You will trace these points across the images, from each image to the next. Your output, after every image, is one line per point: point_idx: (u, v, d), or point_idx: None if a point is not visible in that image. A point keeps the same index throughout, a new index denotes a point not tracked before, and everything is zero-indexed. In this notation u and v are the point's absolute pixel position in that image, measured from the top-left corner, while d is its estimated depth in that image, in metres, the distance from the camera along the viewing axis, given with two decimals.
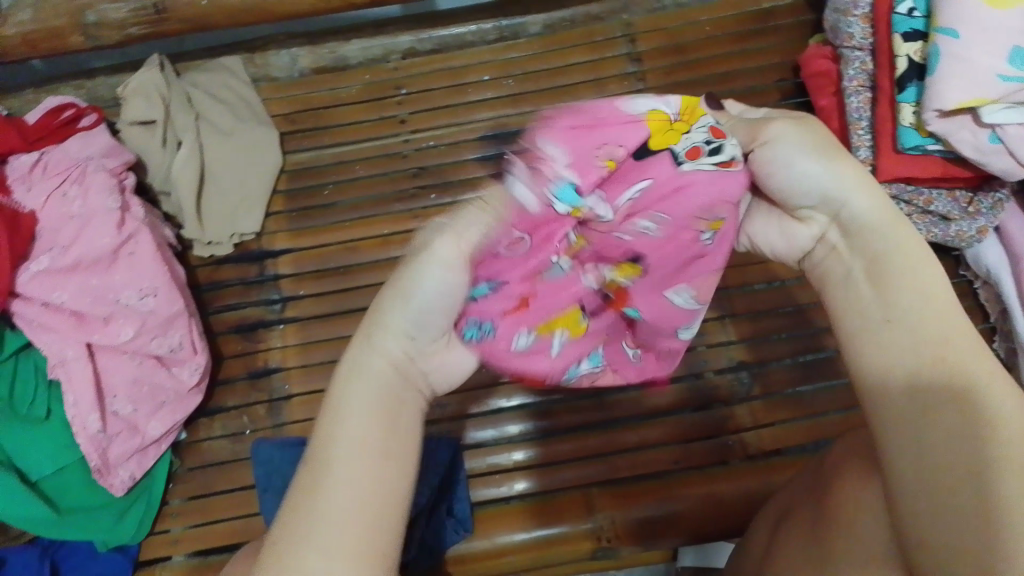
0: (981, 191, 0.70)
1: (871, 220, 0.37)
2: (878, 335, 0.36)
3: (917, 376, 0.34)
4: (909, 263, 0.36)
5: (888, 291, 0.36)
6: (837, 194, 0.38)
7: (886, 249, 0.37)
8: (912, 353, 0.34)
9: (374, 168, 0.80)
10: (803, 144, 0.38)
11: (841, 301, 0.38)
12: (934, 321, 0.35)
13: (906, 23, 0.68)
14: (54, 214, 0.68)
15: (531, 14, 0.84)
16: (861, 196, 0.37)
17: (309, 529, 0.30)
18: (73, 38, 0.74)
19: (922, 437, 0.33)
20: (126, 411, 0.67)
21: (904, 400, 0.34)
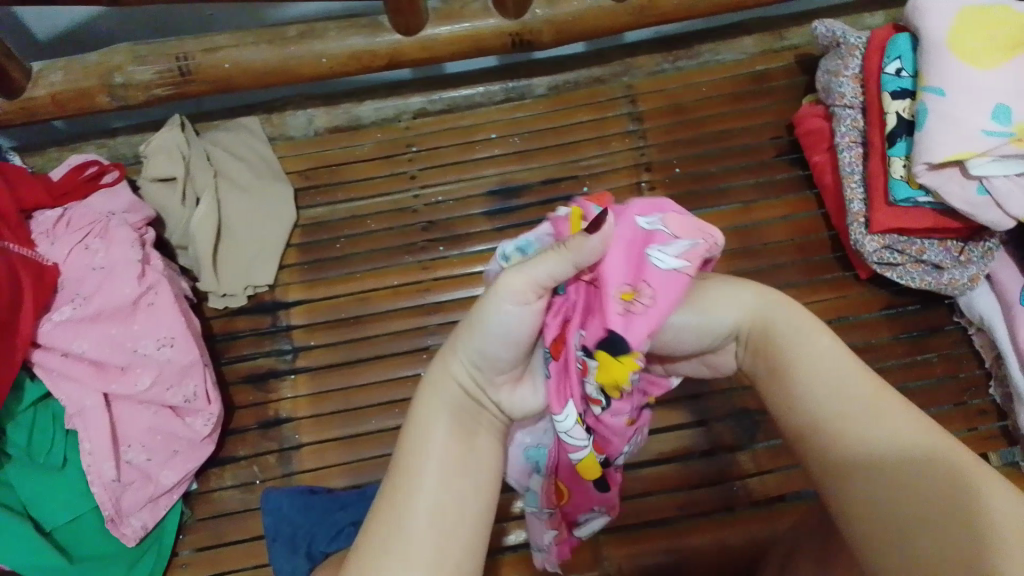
0: (971, 241, 0.73)
1: (776, 326, 0.45)
2: (813, 405, 0.41)
3: (882, 440, 0.38)
4: (808, 347, 0.43)
5: (795, 375, 0.43)
6: (720, 327, 0.47)
7: (796, 349, 0.43)
8: (843, 408, 0.40)
9: (385, 222, 0.82)
10: (687, 303, 0.47)
11: (780, 398, 0.43)
12: (880, 400, 0.39)
13: (895, 83, 0.72)
14: (77, 266, 0.70)
15: (537, 76, 0.88)
16: (730, 313, 0.47)
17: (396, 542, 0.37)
18: (100, 99, 0.77)
19: (882, 496, 0.36)
20: (140, 460, 0.68)
21: (867, 451, 0.38)
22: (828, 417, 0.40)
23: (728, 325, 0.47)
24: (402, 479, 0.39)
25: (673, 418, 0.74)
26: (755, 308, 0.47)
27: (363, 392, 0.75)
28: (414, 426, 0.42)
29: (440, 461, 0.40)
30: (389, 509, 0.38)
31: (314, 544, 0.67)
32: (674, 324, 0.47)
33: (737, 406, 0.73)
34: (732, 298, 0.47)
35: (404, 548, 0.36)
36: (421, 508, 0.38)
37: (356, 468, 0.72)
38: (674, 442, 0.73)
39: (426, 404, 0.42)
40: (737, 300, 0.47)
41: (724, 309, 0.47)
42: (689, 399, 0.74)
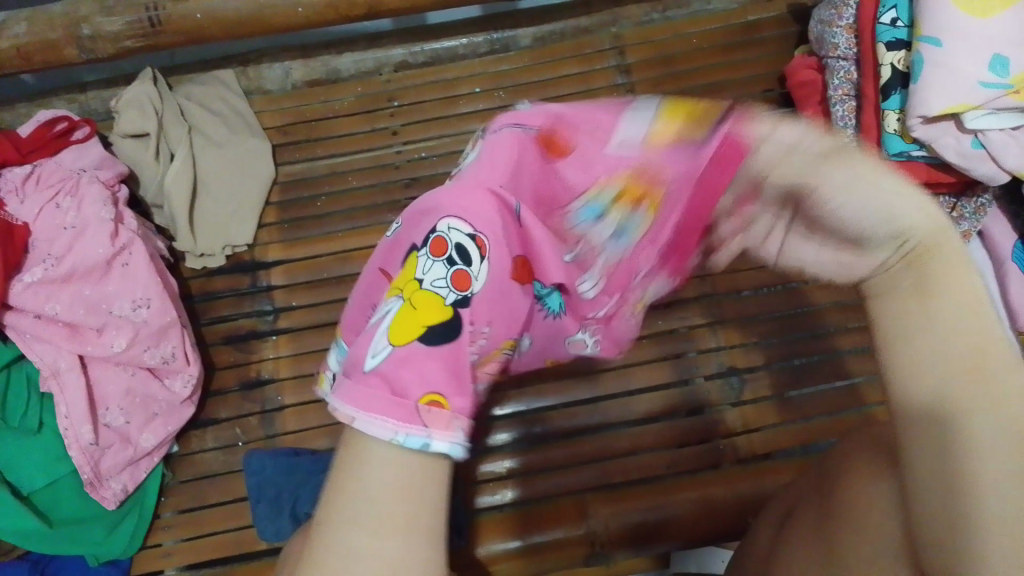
0: (964, 197, 0.70)
1: (924, 238, 0.30)
2: (909, 346, 0.30)
3: (953, 385, 0.29)
4: (941, 250, 0.30)
5: (929, 290, 0.30)
6: (890, 213, 0.30)
7: (924, 248, 0.30)
8: (905, 316, 0.30)
9: (367, 178, 0.80)
10: (842, 192, 0.31)
11: (888, 309, 0.31)
12: (983, 325, 0.29)
13: (889, 33, 0.69)
14: (47, 225, 0.67)
15: (521, 27, 0.86)
16: (909, 207, 0.30)
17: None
18: (67, 51, 0.74)
19: (930, 455, 0.29)
20: (118, 423, 0.67)
21: (923, 402, 0.29)
22: (896, 347, 0.30)
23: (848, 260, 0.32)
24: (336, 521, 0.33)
25: (660, 376, 0.73)
26: (911, 206, 0.30)
27: None
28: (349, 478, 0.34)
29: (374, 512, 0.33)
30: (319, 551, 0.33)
31: (300, 505, 0.66)
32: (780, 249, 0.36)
33: (726, 363, 0.73)
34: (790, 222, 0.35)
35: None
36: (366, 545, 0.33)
37: (339, 430, 0.71)
38: (661, 399, 0.72)
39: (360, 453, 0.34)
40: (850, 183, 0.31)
41: (907, 198, 0.30)
42: (676, 357, 0.74)
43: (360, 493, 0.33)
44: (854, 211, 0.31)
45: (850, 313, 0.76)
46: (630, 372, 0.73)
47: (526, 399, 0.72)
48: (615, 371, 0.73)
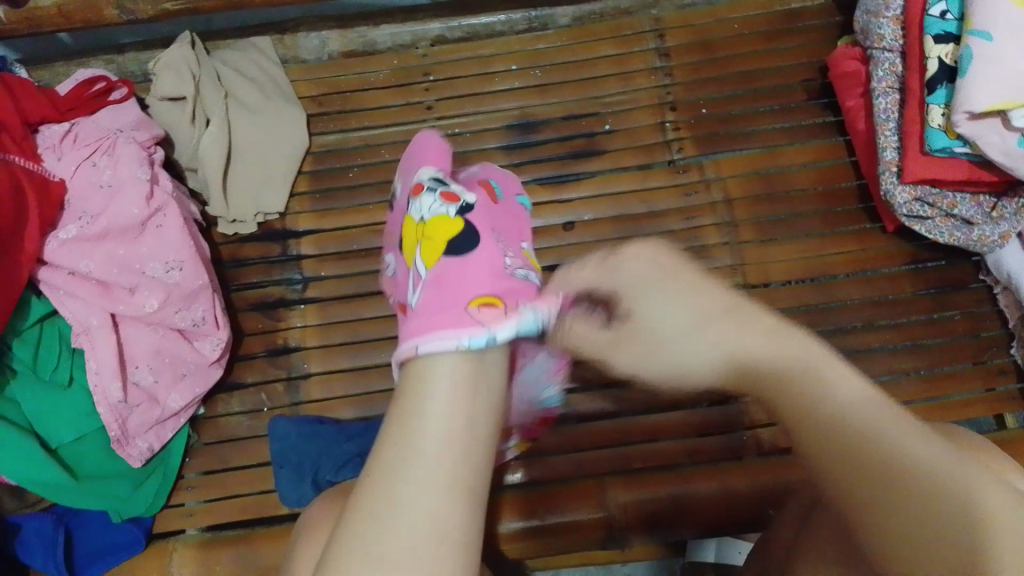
0: (1005, 196, 0.69)
1: (767, 359, 0.41)
2: (810, 426, 0.37)
3: (857, 457, 0.35)
4: (788, 345, 0.40)
5: (765, 380, 0.40)
6: (699, 326, 0.45)
7: (760, 346, 0.41)
8: (776, 381, 0.40)
9: (400, 152, 0.80)
10: (665, 307, 0.47)
11: (766, 386, 0.40)
12: (850, 388, 0.38)
13: (937, 26, 0.67)
14: (83, 183, 0.68)
15: (561, 5, 0.85)
16: (687, 317, 0.45)
17: (386, 522, 0.38)
18: (107, 12, 0.74)
19: (881, 518, 0.35)
20: (147, 382, 0.68)
21: (853, 478, 0.35)
22: (811, 441, 0.37)
23: (706, 359, 0.44)
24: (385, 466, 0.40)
25: None
26: (755, 338, 0.42)
27: (373, 325, 0.74)
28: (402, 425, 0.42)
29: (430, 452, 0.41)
30: (386, 462, 0.40)
31: (320, 474, 0.66)
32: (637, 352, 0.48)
33: None
34: (625, 327, 0.49)
35: (387, 527, 0.38)
36: (408, 493, 0.39)
37: (364, 401, 0.71)
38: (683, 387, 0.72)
39: (417, 407, 0.43)
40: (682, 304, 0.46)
41: (722, 335, 0.43)
42: None
43: (427, 412, 0.42)
44: (712, 342, 0.43)
45: (886, 309, 0.74)
46: None
47: None
48: None
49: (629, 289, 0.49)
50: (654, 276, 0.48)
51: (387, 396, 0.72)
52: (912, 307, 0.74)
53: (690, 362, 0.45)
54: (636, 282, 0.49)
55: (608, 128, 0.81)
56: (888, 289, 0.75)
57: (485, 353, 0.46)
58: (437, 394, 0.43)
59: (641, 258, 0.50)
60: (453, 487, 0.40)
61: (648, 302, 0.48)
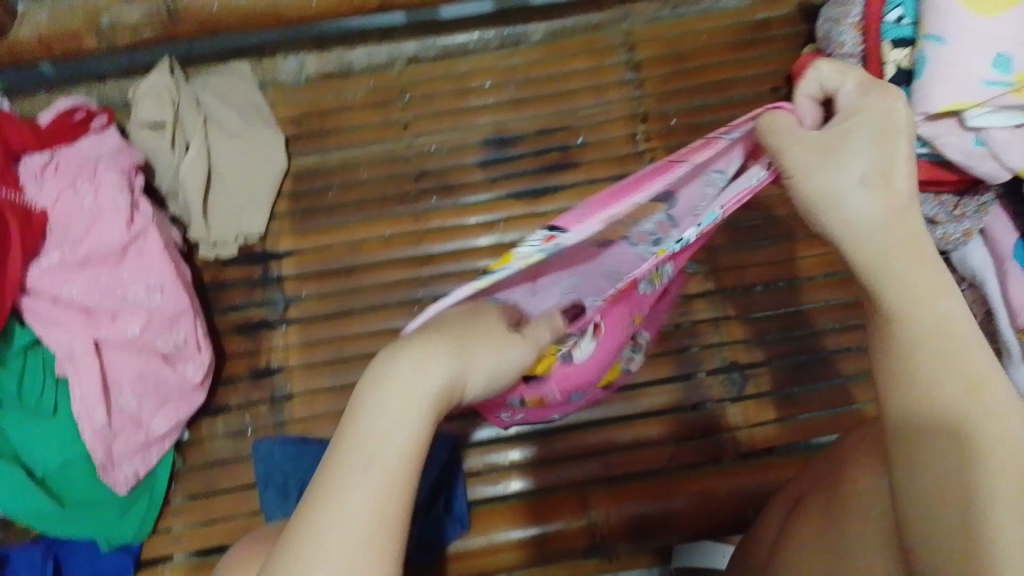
0: (967, 194, 0.71)
1: (873, 239, 0.39)
2: (908, 379, 0.39)
3: (961, 405, 0.38)
4: (930, 289, 0.39)
5: (888, 319, 0.39)
6: (844, 196, 0.39)
7: (891, 273, 0.39)
8: (907, 330, 0.39)
9: (378, 171, 0.82)
10: (862, 158, 0.39)
11: (897, 302, 0.39)
12: (965, 353, 0.38)
13: (893, 32, 0.70)
14: (65, 211, 0.69)
15: (532, 22, 0.87)
16: (875, 198, 0.39)
17: (332, 507, 0.34)
18: (87, 41, 0.75)
19: (951, 467, 0.37)
20: (130, 406, 0.69)
21: (932, 424, 0.38)
22: (894, 377, 0.39)
23: (858, 214, 0.39)
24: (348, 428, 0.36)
25: (664, 371, 0.74)
26: (873, 216, 0.38)
27: (355, 342, 0.75)
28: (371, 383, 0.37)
29: (385, 426, 0.35)
30: (345, 441, 0.35)
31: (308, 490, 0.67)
32: (807, 171, 0.40)
33: (727, 358, 0.74)
34: (815, 149, 0.40)
35: (336, 504, 0.34)
36: (360, 471, 0.34)
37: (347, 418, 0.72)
38: (662, 395, 0.73)
39: (392, 356, 0.37)
40: (885, 153, 0.39)
41: (866, 204, 0.38)
42: (680, 352, 0.74)
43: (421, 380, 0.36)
44: (841, 208, 0.39)
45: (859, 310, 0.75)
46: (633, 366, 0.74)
47: None
48: None
49: (856, 118, 0.40)
50: (849, 114, 0.41)
51: None
52: None
53: (840, 212, 0.39)
54: (874, 119, 0.40)
55: (582, 141, 0.82)
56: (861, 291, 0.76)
57: (481, 319, 0.43)
58: (412, 351, 0.37)
59: (880, 98, 0.40)
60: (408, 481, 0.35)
61: (852, 134, 0.40)
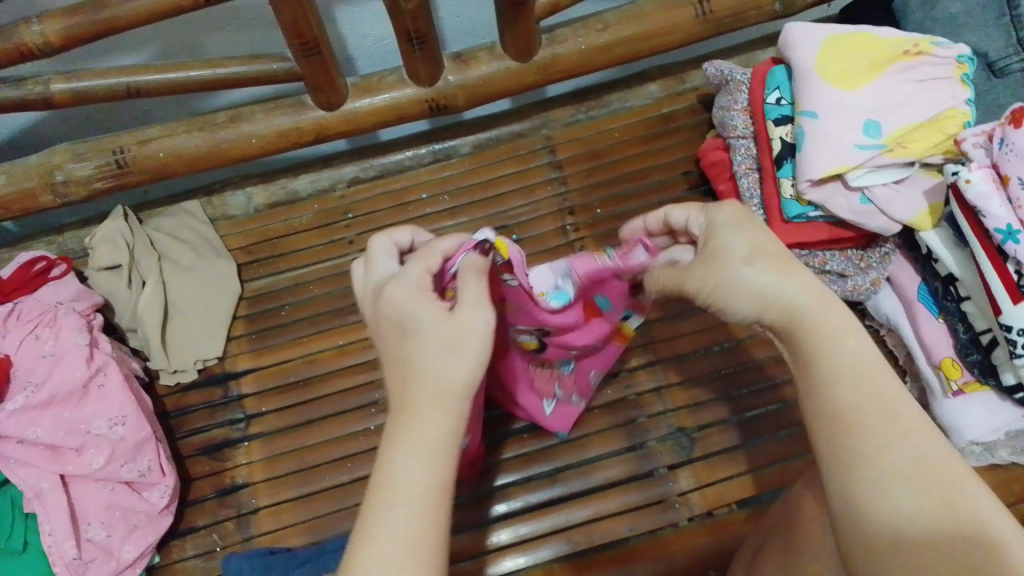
0: (869, 248, 0.78)
1: (791, 304, 0.48)
2: (874, 464, 0.43)
3: (925, 491, 0.42)
4: (845, 335, 0.47)
5: (839, 405, 0.45)
6: (744, 275, 0.49)
7: (834, 355, 0.47)
8: (847, 430, 0.44)
9: (327, 286, 0.86)
10: (739, 241, 0.51)
11: (843, 392, 0.45)
12: (913, 435, 0.44)
13: (776, 111, 0.78)
14: (28, 355, 0.72)
15: (460, 137, 0.94)
16: (775, 276, 0.49)
17: (391, 511, 0.43)
18: (43, 198, 0.81)
19: (927, 544, 0.41)
20: (100, 537, 0.71)
21: (910, 500, 0.42)
22: (860, 468, 0.43)
23: (752, 286, 0.49)
24: (394, 439, 0.46)
25: (616, 443, 0.77)
26: (791, 289, 0.48)
27: (316, 451, 0.77)
28: (404, 394, 0.47)
29: (419, 434, 0.46)
30: (386, 477, 0.45)
31: None
32: (710, 257, 0.51)
33: (674, 424, 0.77)
34: (737, 259, 0.50)
35: (392, 509, 0.43)
36: (411, 469, 0.45)
37: (314, 526, 0.74)
38: (615, 466, 0.76)
39: (413, 363, 0.48)
40: (750, 239, 0.51)
41: (777, 281, 0.48)
42: (628, 423, 0.78)
43: (420, 410, 0.47)
44: (746, 284, 0.49)
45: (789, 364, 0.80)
46: (586, 442, 0.77)
47: (488, 478, 0.76)
48: (572, 442, 0.77)
49: (726, 224, 0.52)
50: (720, 220, 0.53)
51: (336, 517, 0.74)
52: None
53: (745, 288, 0.49)
54: (726, 222, 0.53)
55: (515, 238, 0.88)
56: None
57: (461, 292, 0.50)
58: (427, 350, 0.48)
59: (717, 208, 0.54)
60: (423, 499, 0.44)
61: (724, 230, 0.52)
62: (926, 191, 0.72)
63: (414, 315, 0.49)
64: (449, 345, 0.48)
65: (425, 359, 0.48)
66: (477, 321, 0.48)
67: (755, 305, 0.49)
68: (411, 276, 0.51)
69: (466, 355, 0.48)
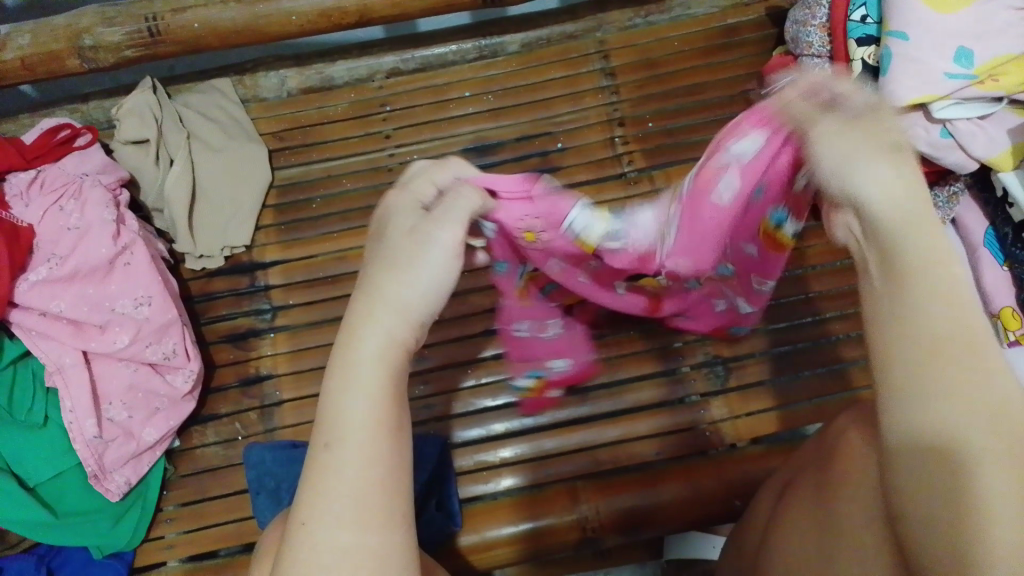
0: (937, 186, 0.73)
1: (887, 209, 0.35)
2: (912, 377, 0.32)
3: (969, 427, 0.31)
4: (933, 238, 0.34)
5: (900, 297, 0.34)
6: (844, 182, 0.36)
7: (906, 244, 0.34)
8: (912, 337, 0.33)
9: (361, 181, 0.83)
10: (857, 154, 0.36)
11: (883, 294, 0.34)
12: (986, 365, 0.32)
13: (859, 30, 0.72)
14: (51, 227, 0.70)
15: (509, 33, 0.88)
16: (879, 167, 0.35)
17: (337, 471, 0.32)
18: (70, 61, 0.76)
19: (939, 492, 0.31)
20: (121, 417, 0.69)
21: (945, 430, 0.32)
22: (904, 381, 0.33)
23: (868, 183, 0.35)
24: (335, 374, 0.34)
25: (648, 367, 0.75)
26: (887, 176, 0.35)
27: None
28: (349, 324, 0.35)
29: (370, 376, 0.34)
30: (328, 419, 0.33)
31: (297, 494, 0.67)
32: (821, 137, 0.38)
33: (710, 352, 0.76)
34: (840, 149, 0.36)
35: (337, 465, 0.32)
36: (356, 422, 0.33)
37: None
38: (645, 390, 0.74)
39: (373, 294, 0.36)
40: (840, 126, 0.37)
41: (879, 174, 0.35)
42: (662, 348, 0.76)
43: (365, 343, 0.34)
44: (851, 174, 0.36)
45: (834, 301, 0.77)
46: (619, 363, 0.76)
47: (516, 391, 0.75)
48: (603, 361, 0.76)
49: (811, 118, 0.39)
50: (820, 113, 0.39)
51: None
52: (860, 299, 0.77)
53: (845, 191, 0.36)
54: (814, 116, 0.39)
55: (560, 146, 0.83)
56: (837, 283, 0.78)
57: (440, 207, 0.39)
58: (387, 276, 0.36)
59: (793, 90, 0.42)
60: (375, 437, 0.33)
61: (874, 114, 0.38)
62: (1010, 130, 0.67)
63: (385, 226, 0.39)
64: (399, 269, 0.36)
65: (369, 277, 0.36)
66: (427, 246, 0.37)
67: (857, 201, 0.36)
68: (412, 185, 0.41)
69: (431, 268, 0.36)
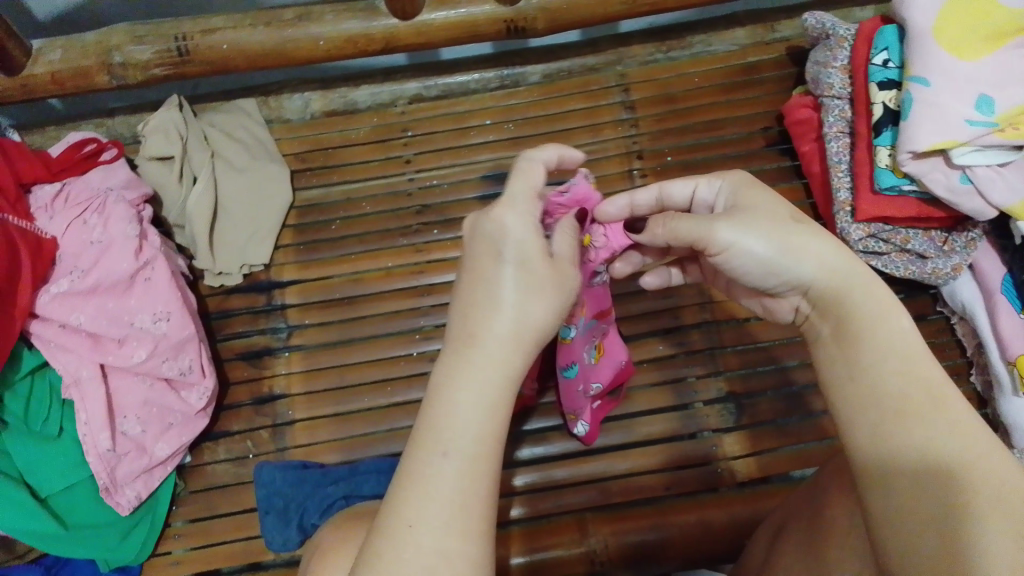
0: (955, 231, 0.74)
1: (824, 282, 0.46)
2: (892, 430, 0.39)
3: (936, 451, 0.38)
4: (881, 308, 0.44)
5: (854, 358, 0.43)
6: (789, 267, 0.46)
7: (853, 305, 0.44)
8: (878, 400, 0.41)
9: (380, 205, 0.83)
10: (762, 244, 0.46)
11: (833, 366, 0.44)
12: (947, 411, 0.39)
13: (881, 74, 0.74)
14: (74, 241, 0.71)
15: (530, 64, 0.89)
16: (809, 262, 0.46)
17: (437, 468, 0.38)
18: (99, 78, 0.77)
19: (913, 513, 0.37)
20: (135, 432, 0.69)
21: (914, 458, 0.38)
22: (881, 428, 0.40)
23: (800, 262, 0.46)
24: (448, 375, 0.40)
25: (662, 401, 0.75)
26: (834, 257, 0.46)
27: (356, 369, 0.76)
28: (465, 333, 0.41)
29: (482, 390, 0.40)
30: (434, 421, 0.39)
31: (306, 517, 0.68)
32: (734, 250, 0.47)
33: (723, 388, 0.76)
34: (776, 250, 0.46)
35: (439, 464, 0.38)
36: (461, 426, 0.39)
37: (346, 446, 0.73)
38: (657, 424, 0.74)
39: (492, 314, 0.41)
40: (771, 226, 0.47)
41: (808, 262, 0.46)
42: (676, 382, 0.76)
43: (477, 355, 0.40)
44: (802, 250, 0.46)
45: None
46: (631, 395, 0.76)
47: (529, 419, 0.75)
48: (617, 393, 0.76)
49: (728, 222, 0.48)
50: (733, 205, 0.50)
51: (373, 439, 0.73)
52: None
53: (779, 271, 0.47)
54: (739, 228, 0.47)
55: None
56: None
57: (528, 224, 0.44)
58: (514, 294, 0.42)
59: (729, 176, 0.53)
60: (481, 441, 0.39)
61: (752, 199, 0.49)
62: None
63: (507, 233, 0.43)
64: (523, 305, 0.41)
65: (487, 291, 0.42)
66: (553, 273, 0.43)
67: (792, 276, 0.47)
68: (515, 192, 0.44)
69: (553, 303, 0.42)
